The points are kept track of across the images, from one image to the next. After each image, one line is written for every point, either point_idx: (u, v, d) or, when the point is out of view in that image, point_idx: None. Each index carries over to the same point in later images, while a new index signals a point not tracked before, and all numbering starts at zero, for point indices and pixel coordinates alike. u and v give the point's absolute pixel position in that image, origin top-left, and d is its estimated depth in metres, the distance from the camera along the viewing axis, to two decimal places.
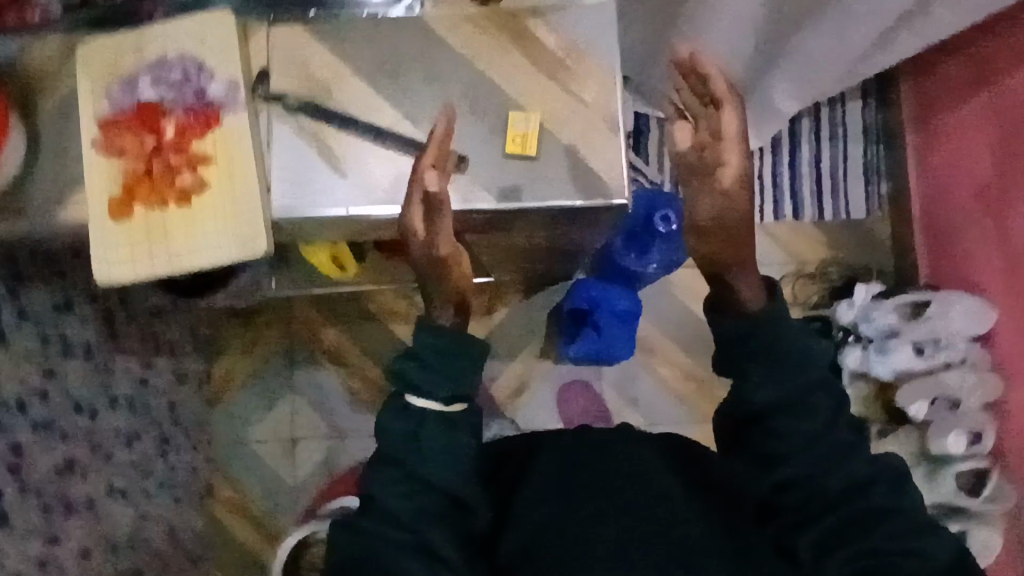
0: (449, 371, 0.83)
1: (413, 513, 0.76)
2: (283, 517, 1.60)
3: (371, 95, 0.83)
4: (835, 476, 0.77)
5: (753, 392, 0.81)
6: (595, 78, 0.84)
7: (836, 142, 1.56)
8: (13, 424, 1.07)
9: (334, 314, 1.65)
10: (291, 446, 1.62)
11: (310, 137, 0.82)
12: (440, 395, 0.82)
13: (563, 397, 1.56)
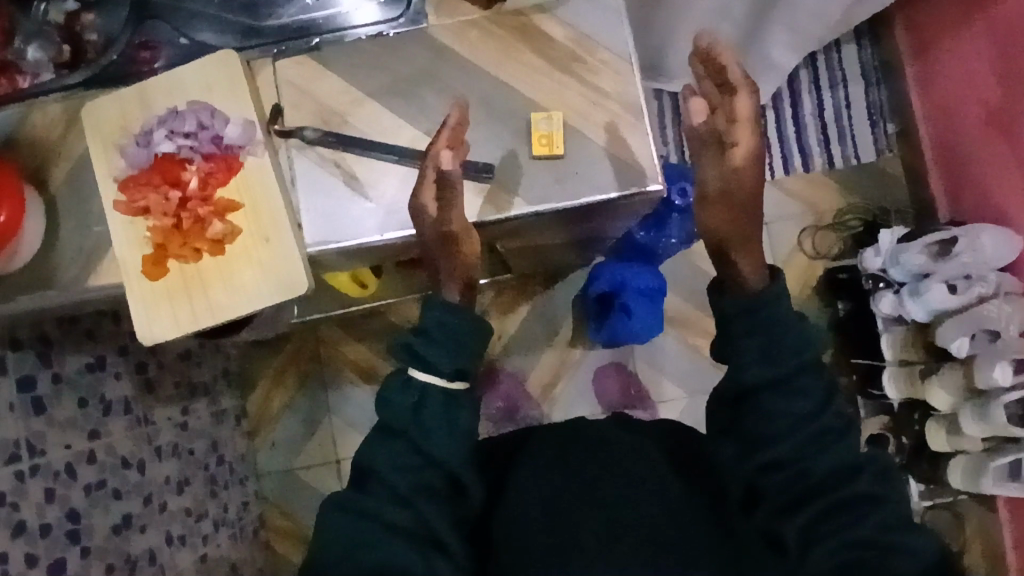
0: (456, 344, 0.80)
1: (409, 498, 0.74)
2: None
3: (389, 116, 0.84)
4: (821, 459, 0.72)
5: (742, 370, 0.77)
6: (608, 67, 0.85)
7: (837, 88, 1.55)
8: (66, 489, 1.08)
9: (360, 334, 1.65)
10: (337, 471, 1.62)
11: (332, 166, 0.82)
12: (445, 371, 0.79)
13: (600, 382, 1.56)
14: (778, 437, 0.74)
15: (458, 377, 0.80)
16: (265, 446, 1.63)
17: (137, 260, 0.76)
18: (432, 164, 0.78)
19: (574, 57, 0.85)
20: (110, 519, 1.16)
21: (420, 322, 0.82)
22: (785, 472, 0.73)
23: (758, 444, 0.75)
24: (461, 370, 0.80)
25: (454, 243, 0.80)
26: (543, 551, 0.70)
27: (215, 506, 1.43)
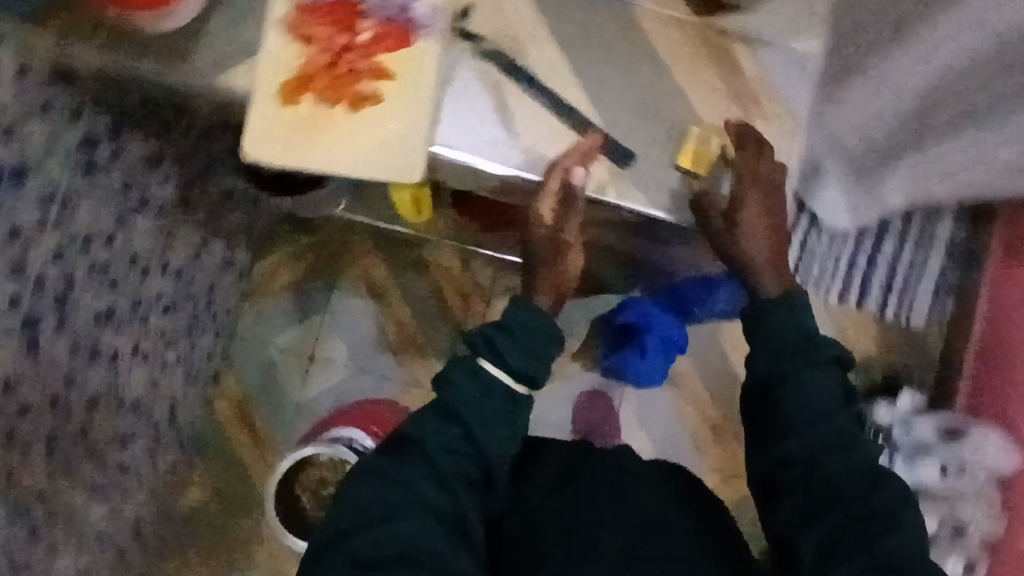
0: (526, 344, 0.92)
1: (447, 480, 0.86)
2: (280, 433, 1.60)
3: (564, 67, 0.86)
4: (847, 476, 0.84)
5: (788, 436, 0.88)
6: (776, 121, 0.87)
7: (918, 251, 1.55)
8: (74, 257, 1.08)
9: (388, 254, 1.61)
10: (307, 367, 1.61)
11: (491, 85, 0.84)
12: (517, 372, 0.91)
13: (585, 403, 1.56)
14: (801, 442, 0.87)
15: (524, 380, 0.92)
16: (252, 312, 1.61)
17: (280, 77, 0.79)
18: (561, 176, 0.82)
19: (752, 96, 0.87)
20: (96, 305, 1.15)
21: (507, 321, 0.93)
22: (806, 479, 0.85)
23: (781, 435, 0.89)
24: (529, 375, 0.92)
25: (564, 246, 0.96)
26: (562, 536, 0.87)
27: (186, 343, 1.43)
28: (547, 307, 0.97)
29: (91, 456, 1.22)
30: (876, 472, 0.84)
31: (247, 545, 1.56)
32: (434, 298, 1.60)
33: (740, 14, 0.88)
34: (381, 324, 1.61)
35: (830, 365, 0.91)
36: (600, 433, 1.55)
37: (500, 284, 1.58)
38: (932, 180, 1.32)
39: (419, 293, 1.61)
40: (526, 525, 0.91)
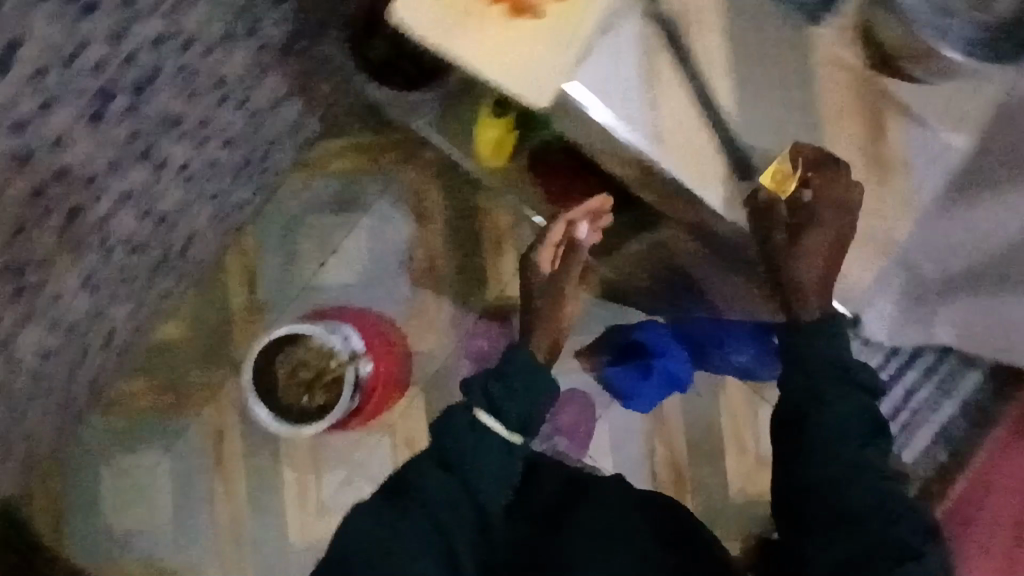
0: (527, 398, 0.95)
1: (444, 521, 0.85)
2: (275, 308, 1.59)
3: (721, 62, 0.91)
4: (859, 497, 0.86)
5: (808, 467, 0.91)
6: (898, 195, 0.94)
7: (938, 392, 1.55)
8: (170, 51, 1.07)
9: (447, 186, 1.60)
10: (327, 257, 1.59)
11: (646, 49, 0.88)
12: (512, 423, 0.93)
13: (567, 399, 1.57)
14: (824, 469, 0.89)
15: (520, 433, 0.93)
16: (297, 185, 1.59)
17: None
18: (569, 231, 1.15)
19: (887, 164, 0.93)
20: (169, 108, 1.14)
21: (509, 375, 0.96)
22: (830, 501, 0.88)
23: (805, 463, 0.91)
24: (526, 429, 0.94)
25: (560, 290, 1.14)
26: None
27: (229, 184, 1.42)
28: (543, 358, 1.09)
29: (100, 246, 1.21)
30: (895, 507, 0.85)
31: (201, 395, 1.56)
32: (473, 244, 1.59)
33: (914, 84, 0.91)
34: (413, 249, 1.59)
35: (849, 432, 0.91)
36: (569, 432, 1.57)
37: None
38: (993, 334, 1.18)
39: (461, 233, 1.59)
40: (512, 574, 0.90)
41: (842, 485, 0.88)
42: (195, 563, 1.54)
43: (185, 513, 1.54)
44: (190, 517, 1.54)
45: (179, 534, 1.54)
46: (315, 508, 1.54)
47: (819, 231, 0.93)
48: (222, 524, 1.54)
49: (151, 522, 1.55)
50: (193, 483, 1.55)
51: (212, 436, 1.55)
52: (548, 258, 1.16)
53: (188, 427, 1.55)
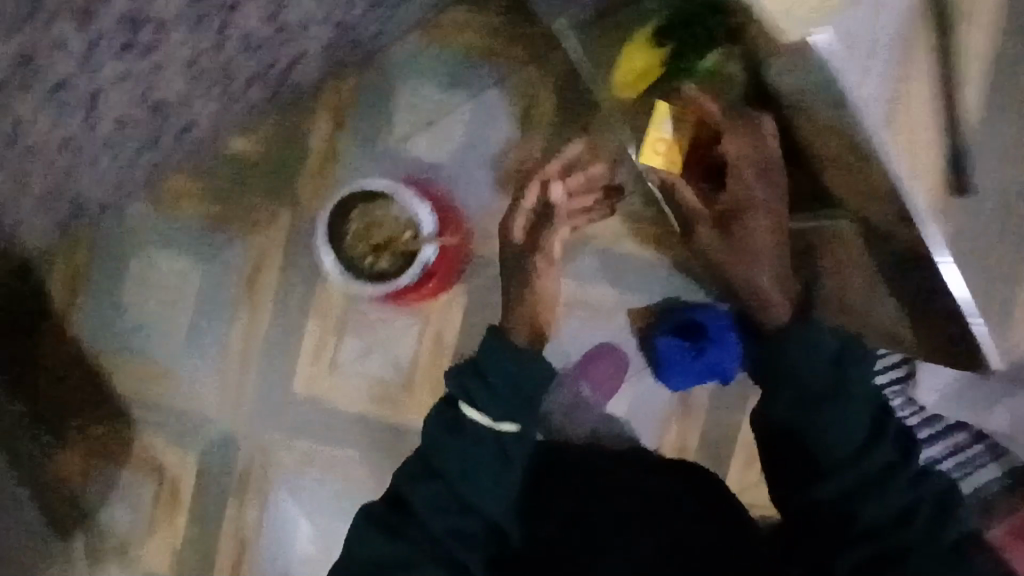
0: (501, 393, 1.13)
1: (441, 538, 1.09)
2: (350, 161, 1.51)
3: (980, 69, 1.01)
4: (880, 504, 1.08)
5: (830, 487, 1.11)
6: None
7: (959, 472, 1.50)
8: None
9: (562, 103, 1.50)
10: (419, 128, 1.51)
11: (911, 21, 0.98)
12: (492, 415, 1.12)
13: (602, 352, 1.52)
14: (835, 489, 1.10)
15: (506, 419, 1.13)
16: (416, 44, 1.51)
17: None
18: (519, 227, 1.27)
19: None
20: None
21: (483, 370, 1.14)
22: (852, 520, 1.09)
23: (823, 480, 1.11)
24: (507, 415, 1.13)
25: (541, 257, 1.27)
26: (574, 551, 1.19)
27: (353, 18, 1.32)
28: (521, 338, 1.20)
29: (214, 34, 1.12)
30: (906, 515, 1.07)
31: (252, 220, 1.51)
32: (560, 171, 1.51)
33: None
34: (505, 152, 1.51)
35: (855, 438, 1.10)
36: (593, 385, 1.53)
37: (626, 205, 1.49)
38: None
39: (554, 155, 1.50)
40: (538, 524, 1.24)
41: (857, 500, 1.09)
42: (196, 378, 1.52)
43: (201, 328, 1.52)
44: (205, 333, 1.52)
45: (189, 345, 1.52)
46: (329, 367, 1.52)
47: (748, 229, 1.15)
48: (233, 351, 1.52)
49: (165, 324, 1.52)
50: (218, 302, 1.51)
51: (250, 262, 1.51)
52: (520, 224, 1.28)
53: (230, 247, 1.51)
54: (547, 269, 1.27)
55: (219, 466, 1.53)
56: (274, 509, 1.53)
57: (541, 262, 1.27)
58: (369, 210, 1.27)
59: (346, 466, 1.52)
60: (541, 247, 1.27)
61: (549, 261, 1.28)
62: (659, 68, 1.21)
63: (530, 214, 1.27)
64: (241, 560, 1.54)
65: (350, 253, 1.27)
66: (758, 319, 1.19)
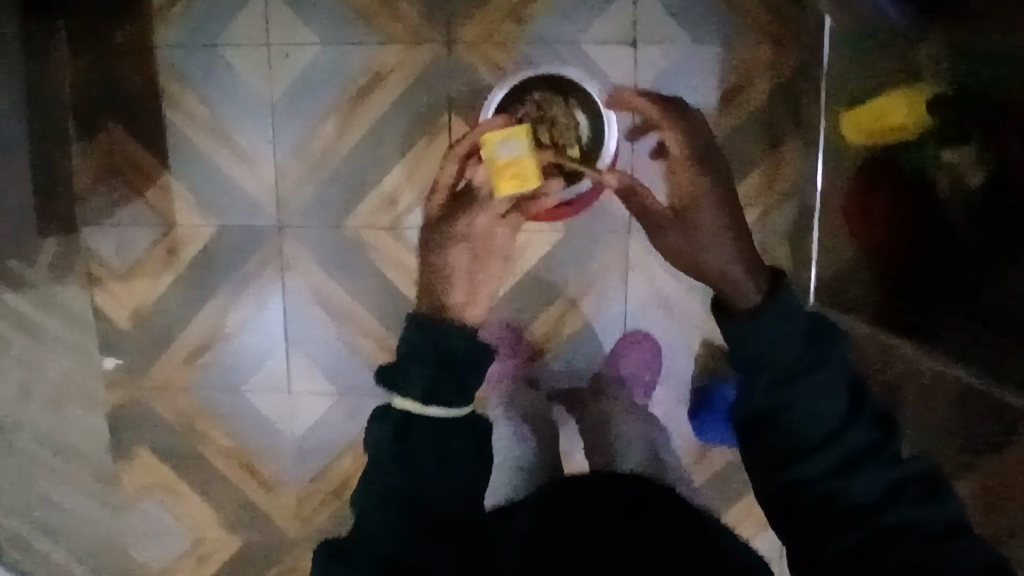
0: (419, 361, 0.98)
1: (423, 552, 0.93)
2: (529, 28, 1.27)
3: None
4: (864, 481, 0.84)
5: (808, 471, 0.85)
6: None
7: None
8: None
9: (774, 105, 1.28)
10: (620, 36, 1.26)
11: None
12: (415, 391, 0.98)
13: (643, 342, 1.34)
14: (812, 463, 0.85)
15: (437, 402, 0.97)
16: None
17: None
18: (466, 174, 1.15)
19: None
20: None
21: (411, 347, 0.99)
22: (817, 457, 0.85)
23: (791, 461, 0.86)
24: (440, 397, 0.97)
25: (452, 247, 1.08)
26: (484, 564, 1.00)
27: None
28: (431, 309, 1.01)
29: None
30: (903, 478, 0.85)
31: (395, 28, 1.28)
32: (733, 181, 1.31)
33: None
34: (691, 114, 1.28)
35: (828, 414, 0.86)
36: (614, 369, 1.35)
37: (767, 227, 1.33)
38: None
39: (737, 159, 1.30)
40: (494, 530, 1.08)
41: (843, 478, 0.85)
42: (253, 155, 1.33)
43: (285, 109, 1.32)
44: (286, 116, 1.32)
45: (264, 120, 1.32)
46: (389, 222, 1.32)
47: (708, 210, 1.01)
48: (303, 150, 1.32)
49: (251, 84, 1.32)
50: (315, 93, 1.31)
51: (370, 71, 1.29)
52: (439, 200, 1.18)
53: (359, 42, 1.29)
54: (464, 253, 1.07)
55: (229, 252, 1.37)
56: (259, 323, 1.38)
57: (447, 251, 1.07)
58: (525, 103, 1.15)
59: (352, 325, 1.36)
60: (452, 235, 1.09)
61: (470, 246, 1.08)
62: (909, 133, 1.08)
63: (469, 202, 1.12)
64: (203, 351, 1.41)
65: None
66: (720, 297, 0.93)
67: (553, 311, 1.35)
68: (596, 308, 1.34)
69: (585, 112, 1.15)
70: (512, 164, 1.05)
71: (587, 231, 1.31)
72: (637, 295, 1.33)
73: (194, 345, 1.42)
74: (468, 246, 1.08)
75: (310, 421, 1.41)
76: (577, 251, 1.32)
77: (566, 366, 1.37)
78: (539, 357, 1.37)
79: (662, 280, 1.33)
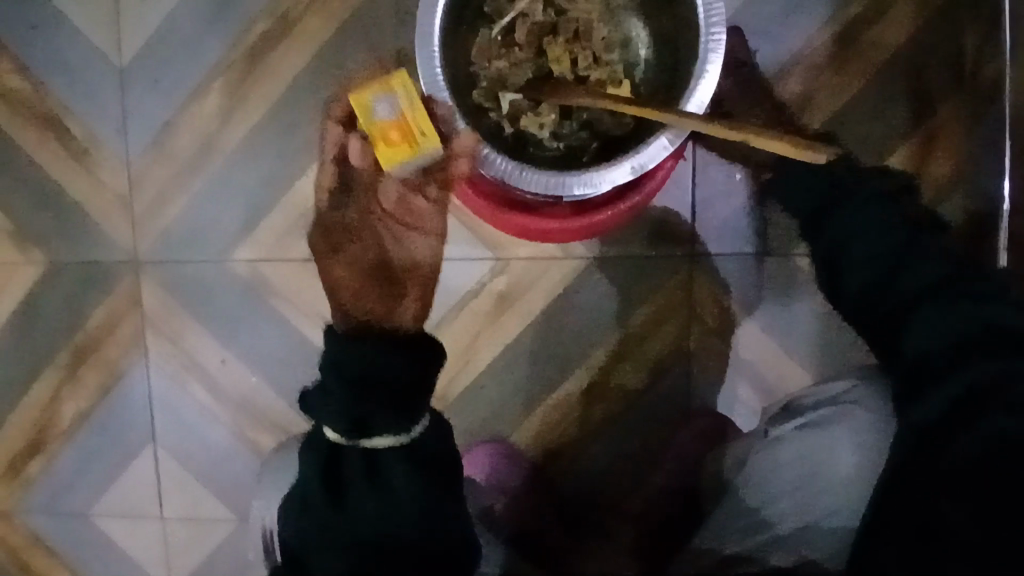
0: (347, 382, 0.57)
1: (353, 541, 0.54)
2: None
3: None
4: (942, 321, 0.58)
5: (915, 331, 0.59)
6: None
7: None
8: None
9: (926, 53, 0.77)
10: None
11: None
12: (336, 419, 0.57)
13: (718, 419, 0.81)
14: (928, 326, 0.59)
15: (368, 428, 0.56)
16: None
17: None
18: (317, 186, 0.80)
19: None
20: None
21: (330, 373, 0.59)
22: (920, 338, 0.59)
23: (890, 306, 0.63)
24: (371, 419, 0.56)
25: (345, 234, 0.77)
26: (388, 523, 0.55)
27: None
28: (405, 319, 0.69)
29: None
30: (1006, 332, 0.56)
31: None
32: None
33: None
34: (797, 64, 0.78)
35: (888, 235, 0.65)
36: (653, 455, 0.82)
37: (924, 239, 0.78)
38: None
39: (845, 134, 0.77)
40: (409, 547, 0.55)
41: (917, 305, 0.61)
42: (93, 153, 0.84)
43: (141, 78, 0.82)
44: (142, 91, 0.83)
45: (108, 97, 0.83)
46: (308, 252, 0.83)
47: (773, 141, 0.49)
48: (172, 141, 0.83)
49: (83, 41, 0.83)
50: (185, 50, 0.81)
51: (271, 9, 0.80)
52: (328, 177, 0.78)
53: None
54: (363, 252, 0.74)
55: (63, 307, 0.86)
56: (115, 416, 0.88)
57: (347, 239, 0.77)
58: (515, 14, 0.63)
59: (253, 413, 0.86)
60: (339, 239, 0.77)
61: (378, 240, 0.74)
62: None
63: (333, 173, 0.78)
64: (32, 446, 0.89)
65: (505, 67, 0.63)
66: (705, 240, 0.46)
67: (561, 399, 0.82)
68: (632, 391, 0.81)
69: (641, 18, 0.63)
70: (396, 126, 0.62)
71: (621, 262, 0.80)
72: (707, 351, 0.80)
73: (14, 449, 0.90)
74: (356, 235, 0.76)
75: (191, 563, 0.90)
76: (605, 296, 0.81)
77: (580, 485, 0.83)
78: (542, 477, 0.83)
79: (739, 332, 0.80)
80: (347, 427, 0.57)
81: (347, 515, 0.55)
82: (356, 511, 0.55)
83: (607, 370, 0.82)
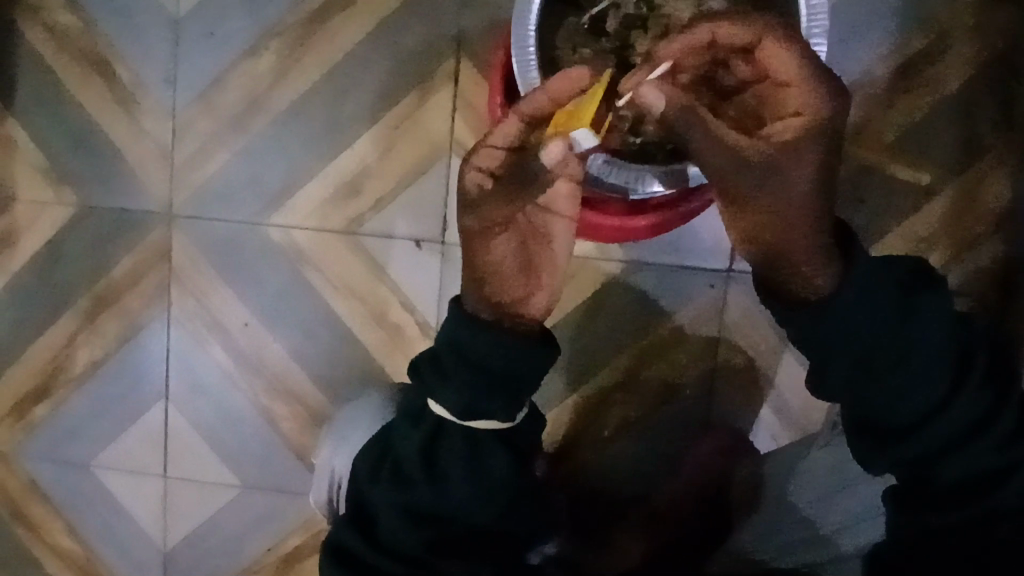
0: (460, 371, 0.55)
1: (433, 497, 0.56)
2: None
3: None
4: (927, 335, 0.54)
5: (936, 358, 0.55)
6: None
7: None
8: None
9: (987, 94, 0.76)
10: None
11: None
12: (448, 401, 0.56)
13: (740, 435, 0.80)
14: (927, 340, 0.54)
15: (479, 415, 0.56)
16: None
17: None
18: (365, 170, 0.81)
19: None
20: None
21: (445, 358, 0.56)
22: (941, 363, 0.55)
23: (944, 349, 0.55)
24: (484, 408, 0.55)
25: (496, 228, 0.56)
26: (476, 489, 0.56)
27: None
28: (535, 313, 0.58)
29: None
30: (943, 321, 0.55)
31: None
32: (897, 209, 0.78)
33: None
34: (858, 90, 0.77)
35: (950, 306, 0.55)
36: (672, 459, 0.82)
37: (969, 267, 0.78)
38: None
39: (896, 166, 0.78)
40: (488, 516, 0.57)
41: (930, 359, 0.54)
42: (139, 100, 0.83)
43: (198, 32, 0.82)
44: (195, 44, 0.82)
45: (160, 46, 0.82)
46: (344, 224, 0.82)
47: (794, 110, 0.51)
48: (218, 97, 0.82)
49: None
50: (244, 8, 0.81)
51: None
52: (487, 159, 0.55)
53: None
54: (514, 251, 0.57)
55: (89, 251, 0.85)
56: (128, 368, 0.87)
57: (497, 236, 0.56)
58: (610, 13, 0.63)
59: (267, 381, 0.85)
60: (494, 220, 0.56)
61: (529, 240, 0.58)
62: None
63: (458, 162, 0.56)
64: (43, 388, 0.88)
65: (590, 55, 0.63)
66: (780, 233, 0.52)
67: (579, 402, 0.82)
68: (654, 399, 0.81)
69: None
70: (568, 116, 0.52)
71: (655, 270, 0.79)
72: (735, 369, 0.80)
73: (22, 391, 0.89)
74: (509, 227, 0.57)
75: (189, 526, 0.89)
76: (632, 303, 0.80)
77: (603, 475, 0.83)
78: (557, 475, 0.83)
79: (762, 351, 0.80)
80: (462, 409, 0.56)
81: (438, 491, 0.56)
82: (450, 487, 0.56)
83: (629, 374, 0.81)
